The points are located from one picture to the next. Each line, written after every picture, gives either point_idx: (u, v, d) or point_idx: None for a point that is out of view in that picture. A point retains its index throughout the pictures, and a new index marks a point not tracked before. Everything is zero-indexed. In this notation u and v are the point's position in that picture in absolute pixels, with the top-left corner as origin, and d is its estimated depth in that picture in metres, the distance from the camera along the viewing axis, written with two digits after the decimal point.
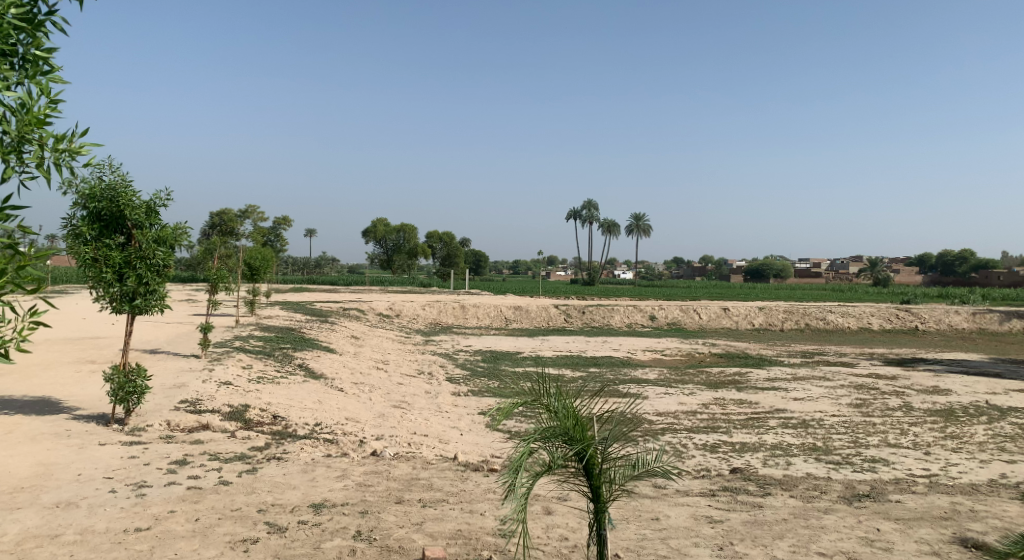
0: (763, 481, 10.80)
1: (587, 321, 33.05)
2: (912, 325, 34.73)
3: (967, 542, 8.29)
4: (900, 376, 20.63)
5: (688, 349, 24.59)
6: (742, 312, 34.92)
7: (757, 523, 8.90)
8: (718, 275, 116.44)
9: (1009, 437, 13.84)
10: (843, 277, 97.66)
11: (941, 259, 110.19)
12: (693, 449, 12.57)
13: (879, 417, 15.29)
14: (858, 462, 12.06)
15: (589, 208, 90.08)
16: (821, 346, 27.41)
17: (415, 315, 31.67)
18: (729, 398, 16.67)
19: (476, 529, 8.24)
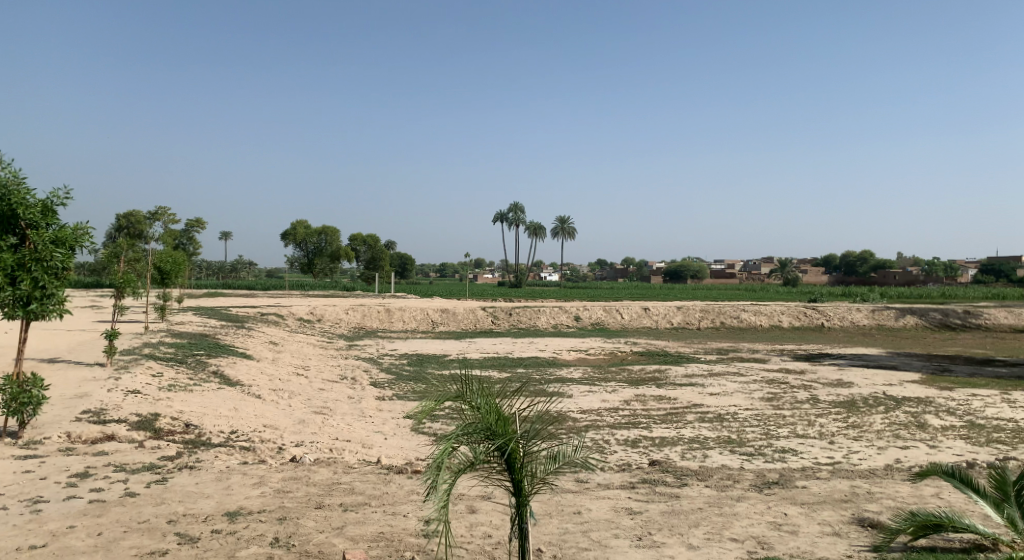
0: (680, 473, 11.13)
1: (513, 323, 33.22)
2: (819, 322, 36.44)
3: (864, 522, 8.76)
4: (808, 370, 21.61)
5: (611, 349, 25.05)
6: (662, 312, 35.82)
7: (673, 512, 9.15)
8: (641, 276, 119.00)
9: (905, 425, 14.73)
10: (757, 277, 101.50)
11: (845, 259, 116.00)
12: (615, 444, 12.80)
13: (788, 409, 15.98)
14: (769, 452, 12.56)
15: (515, 211, 90.59)
16: (736, 343, 28.41)
17: (337, 320, 31.10)
18: (649, 394, 17.08)
19: (399, 531, 8.16)
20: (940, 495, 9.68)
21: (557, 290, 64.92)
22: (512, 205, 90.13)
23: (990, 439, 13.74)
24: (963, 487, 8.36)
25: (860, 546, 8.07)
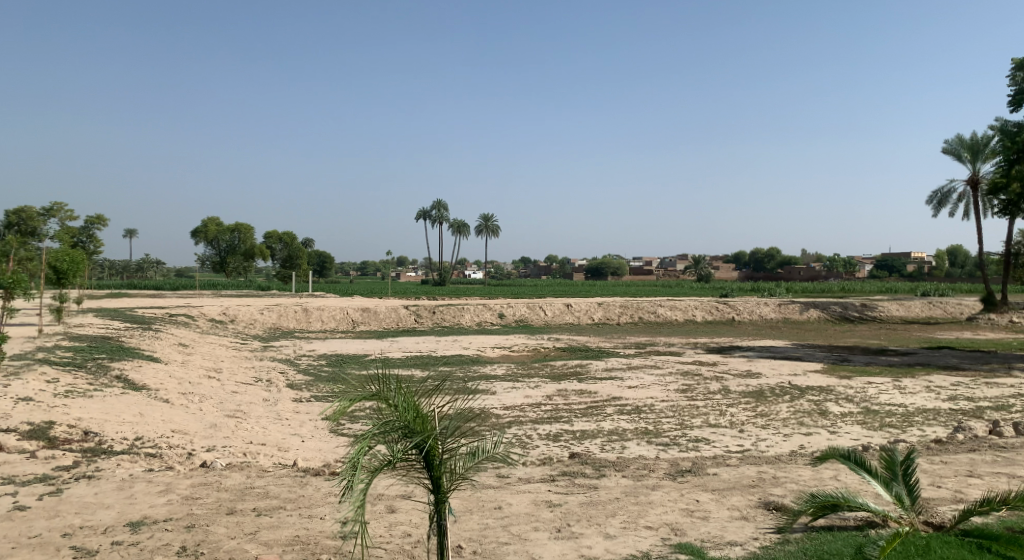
0: (598, 464, 11.32)
1: (436, 321, 33.01)
2: (732, 316, 37.76)
3: (770, 505, 9.12)
4: (720, 362, 22.36)
5: (533, 345, 25.22)
6: (583, 308, 36.33)
7: (591, 503, 9.29)
8: (563, 273, 120.40)
9: (809, 412, 15.45)
10: (673, 273, 104.30)
11: (754, 256, 120.64)
12: (537, 439, 12.90)
13: (702, 400, 16.50)
14: (684, 442, 12.92)
15: (439, 209, 90.08)
16: (653, 338, 29.11)
17: (253, 320, 30.14)
18: (571, 388, 17.29)
19: (315, 533, 7.97)
20: (838, 477, 10.19)
21: (480, 289, 64.84)
22: (436, 201, 89.44)
23: (885, 423, 14.57)
24: (858, 469, 8.84)
25: (766, 528, 8.40)
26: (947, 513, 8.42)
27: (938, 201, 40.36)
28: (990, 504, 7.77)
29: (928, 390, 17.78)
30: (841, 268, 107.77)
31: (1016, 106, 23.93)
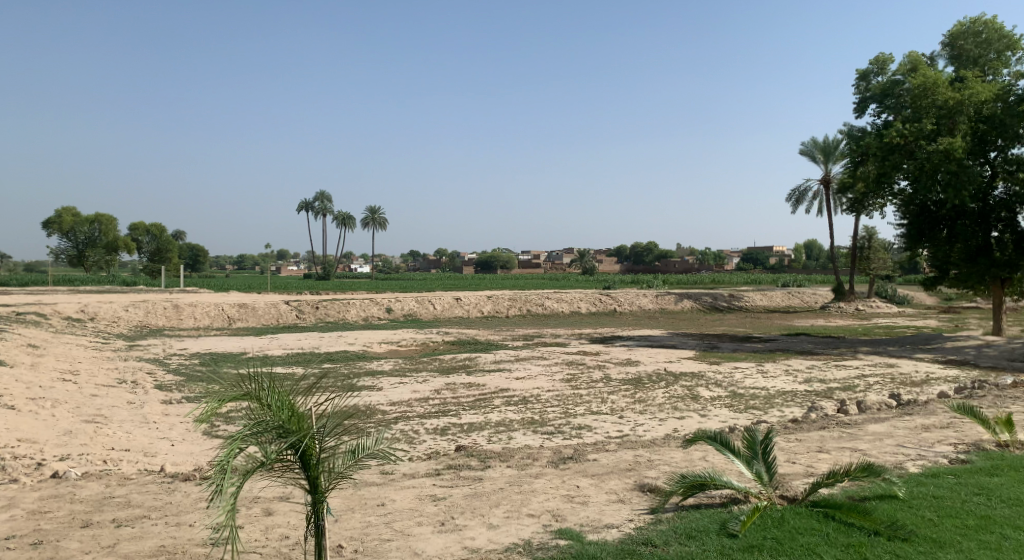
0: (483, 456, 11.42)
1: (319, 316, 32.12)
2: (613, 307, 39.00)
3: (645, 487, 9.52)
4: (603, 352, 23.06)
5: (421, 339, 25.05)
6: (472, 301, 36.44)
7: (475, 495, 9.36)
8: (451, 267, 120.30)
9: (684, 397, 16.22)
10: (559, 266, 106.43)
11: (633, 250, 125.04)
12: (423, 434, 12.84)
13: (585, 389, 16.96)
14: (567, 430, 13.25)
15: (322, 200, 87.65)
16: (540, 329, 29.62)
17: (115, 318, 28.18)
18: (458, 382, 17.32)
19: (183, 542, 7.58)
20: (706, 457, 10.77)
21: (365, 283, 63.66)
22: (320, 192, 86.93)
23: (750, 405, 15.53)
24: (723, 449, 9.40)
25: (640, 509, 8.76)
26: (800, 486, 9.08)
27: (796, 198, 43.34)
28: (835, 475, 8.43)
29: (788, 373, 19.10)
30: (711, 261, 113.64)
31: (860, 112, 26.11)
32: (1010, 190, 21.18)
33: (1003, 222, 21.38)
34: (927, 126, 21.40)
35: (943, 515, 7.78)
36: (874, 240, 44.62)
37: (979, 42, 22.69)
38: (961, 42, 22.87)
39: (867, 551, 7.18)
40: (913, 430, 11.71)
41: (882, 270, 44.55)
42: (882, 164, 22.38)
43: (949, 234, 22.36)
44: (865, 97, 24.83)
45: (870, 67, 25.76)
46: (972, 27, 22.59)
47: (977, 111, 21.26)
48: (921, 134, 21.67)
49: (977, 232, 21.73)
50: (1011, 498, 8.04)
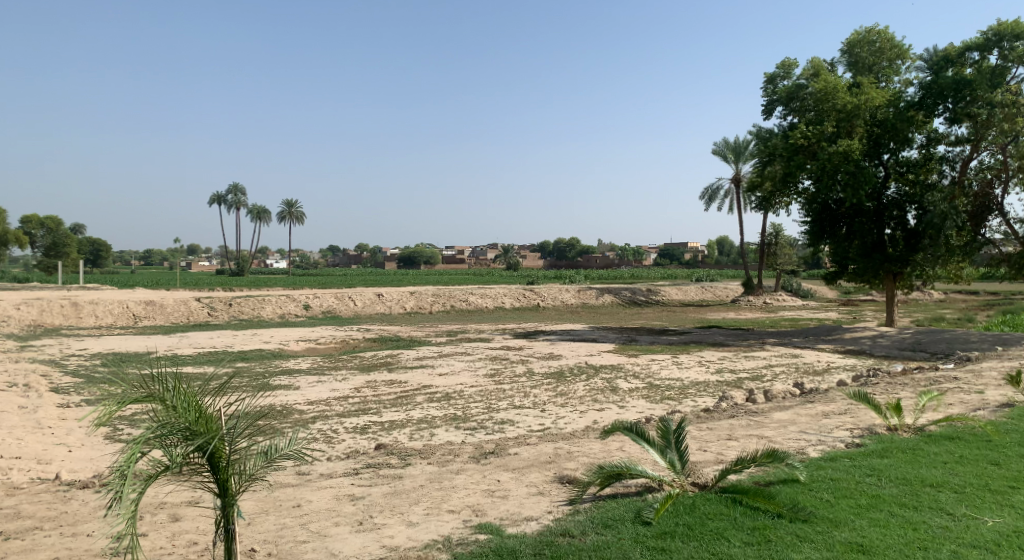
0: (404, 453, 11.42)
1: (233, 314, 31.19)
2: (536, 302, 39.41)
3: (564, 479, 9.73)
4: (525, 346, 23.33)
5: (341, 336, 24.70)
6: (394, 297, 36.14)
7: (395, 493, 9.36)
8: (373, 262, 119.13)
9: (603, 390, 16.61)
10: (483, 262, 106.68)
11: (555, 245, 126.48)
12: (342, 433, 12.71)
13: (507, 383, 17.15)
14: (489, 425, 13.36)
15: (236, 193, 84.92)
16: (463, 325, 29.68)
17: (7, 317, 26.55)
18: (379, 379, 17.19)
19: (81, 553, 7.29)
20: (623, 448, 11.09)
21: (283, 280, 61.95)
22: (232, 185, 84.26)
23: (665, 396, 16.04)
24: (639, 439, 9.71)
25: (559, 501, 8.95)
26: (710, 474, 9.47)
27: (709, 196, 44.86)
28: (743, 462, 8.85)
29: (702, 364, 19.80)
30: (630, 257, 116.21)
31: (767, 115, 27.21)
32: (901, 189, 22.53)
33: (896, 220, 22.72)
34: (828, 129, 22.54)
35: (839, 496, 8.27)
36: (780, 237, 46.67)
37: (874, 50, 24.02)
38: (858, 50, 24.13)
39: (771, 533, 7.57)
40: (813, 417, 12.36)
41: (788, 265, 46.64)
42: (788, 164, 23.43)
43: (848, 232, 23.63)
44: (772, 100, 25.87)
45: (776, 71, 26.86)
46: (867, 36, 23.88)
47: (872, 115, 22.54)
48: (822, 136, 22.82)
49: (873, 229, 23.03)
50: (899, 478, 8.62)
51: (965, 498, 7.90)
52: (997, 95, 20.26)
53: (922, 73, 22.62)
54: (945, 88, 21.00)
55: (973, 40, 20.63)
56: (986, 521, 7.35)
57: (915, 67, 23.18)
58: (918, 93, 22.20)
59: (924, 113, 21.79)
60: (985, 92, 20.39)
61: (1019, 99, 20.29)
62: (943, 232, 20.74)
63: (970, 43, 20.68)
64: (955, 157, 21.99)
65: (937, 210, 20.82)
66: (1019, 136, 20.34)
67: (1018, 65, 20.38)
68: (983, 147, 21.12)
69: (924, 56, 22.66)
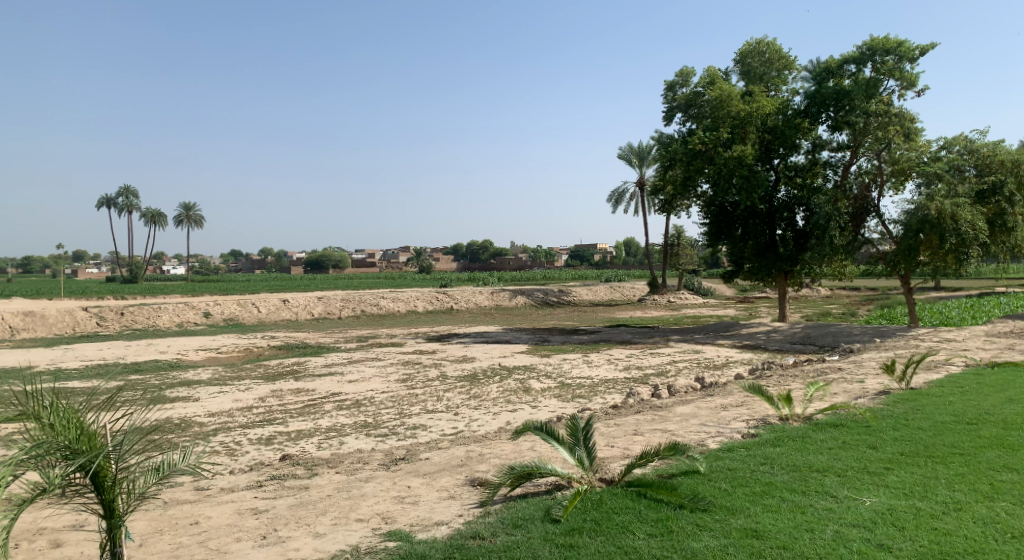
0: (311, 463, 11.21)
1: (125, 323, 29.72)
2: (449, 305, 39.31)
3: (475, 482, 9.78)
4: (438, 350, 23.27)
5: (245, 344, 23.92)
6: (301, 303, 35.29)
7: (301, 504, 9.19)
8: (279, 267, 115.88)
9: (515, 391, 16.78)
10: (395, 265, 105.45)
11: (468, 247, 126.62)
12: (246, 445, 12.34)
13: (419, 388, 17.07)
14: (401, 431, 13.28)
15: (127, 196, 80.79)
16: (374, 330, 29.32)
17: None
18: (286, 388, 16.76)
19: None
20: (533, 447, 11.25)
21: (180, 286, 58.20)
22: (124, 187, 80.17)
23: (576, 394, 16.36)
24: (549, 438, 9.89)
25: (470, 504, 9.00)
26: (616, 468, 9.74)
27: (616, 199, 45.95)
28: (647, 456, 9.14)
29: (610, 362, 20.28)
30: (541, 258, 117.67)
31: (668, 120, 28.12)
32: (791, 192, 23.88)
33: (786, 221, 23.96)
34: (723, 134, 23.57)
35: (735, 485, 8.66)
36: (682, 238, 48.39)
37: (764, 60, 25.27)
38: (750, 60, 25.35)
39: (672, 524, 7.87)
40: (712, 410, 12.89)
41: (690, 265, 48.42)
42: (687, 168, 24.37)
43: (743, 233, 24.78)
44: (671, 106, 26.75)
45: (675, 79, 27.82)
46: (757, 47, 25.12)
47: (763, 122, 23.76)
48: (718, 141, 23.83)
49: (766, 230, 24.25)
50: (790, 465, 9.12)
51: (848, 481, 8.44)
52: (872, 105, 21.68)
53: (807, 83, 23.93)
54: (827, 98, 22.33)
55: (850, 53, 22.00)
56: (865, 501, 7.88)
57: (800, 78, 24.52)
58: (803, 102, 23.48)
59: (810, 121, 23.09)
60: (861, 102, 21.78)
61: (891, 109, 21.75)
62: (827, 232, 21.89)
63: (848, 56, 22.05)
64: (838, 162, 23.31)
65: (823, 212, 22.00)
66: (891, 143, 21.75)
67: (890, 78, 21.88)
68: (861, 153, 22.48)
69: (809, 67, 24.00)
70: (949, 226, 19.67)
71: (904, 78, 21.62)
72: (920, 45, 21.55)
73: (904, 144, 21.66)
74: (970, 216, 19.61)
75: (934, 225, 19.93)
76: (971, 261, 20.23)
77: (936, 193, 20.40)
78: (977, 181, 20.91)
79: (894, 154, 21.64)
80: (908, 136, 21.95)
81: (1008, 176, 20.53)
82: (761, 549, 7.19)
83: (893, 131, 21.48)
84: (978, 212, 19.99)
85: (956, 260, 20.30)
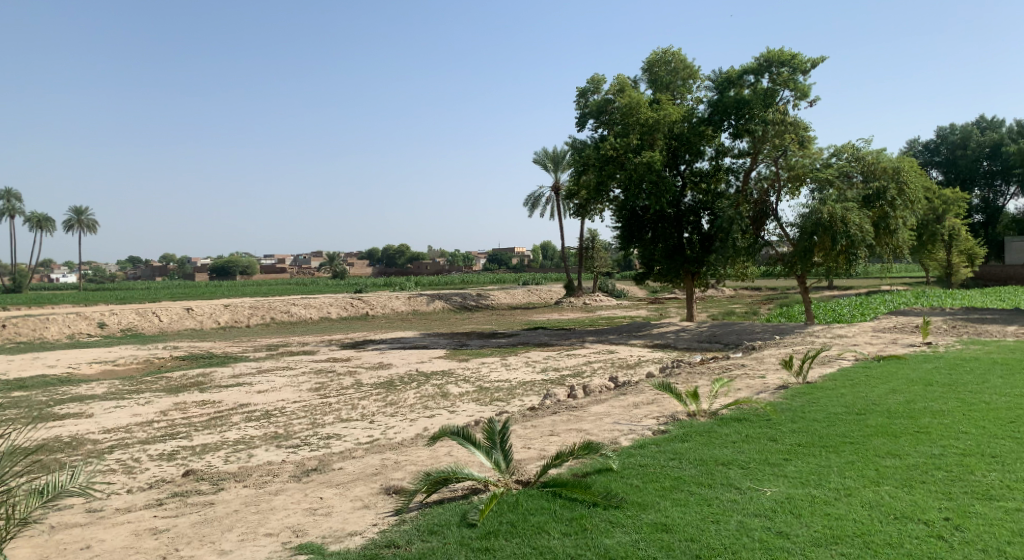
0: (216, 478, 10.79)
1: (8, 336, 27.83)
2: (364, 311, 38.67)
3: (390, 490, 9.63)
4: (353, 357, 22.85)
5: (144, 356, 22.80)
6: (206, 312, 33.96)
7: (205, 521, 8.82)
8: (183, 274, 111.03)
9: (432, 396, 16.66)
10: (308, 271, 102.47)
11: (383, 252, 125.18)
12: (146, 461, 11.77)
13: (333, 396, 16.72)
14: (314, 441, 12.97)
15: (9, 199, 75.78)
16: (285, 338, 28.49)
17: None
18: (189, 401, 16.08)
19: None
20: (450, 452, 11.19)
21: (73, 296, 55.17)
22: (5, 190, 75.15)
23: (493, 398, 16.40)
24: (465, 443, 9.87)
25: (384, 512, 8.85)
26: (532, 470, 9.81)
27: (532, 203, 46.32)
28: (562, 456, 9.25)
29: (528, 365, 20.42)
30: (458, 263, 117.62)
31: (580, 126, 28.63)
32: (697, 197, 24.84)
33: (692, 225, 24.88)
34: (633, 141, 24.28)
35: (646, 481, 8.87)
36: (596, 241, 49.27)
37: (669, 70, 26.06)
38: (656, 69, 26.10)
39: (586, 522, 7.98)
40: (625, 409, 13.16)
41: (604, 268, 49.37)
42: (600, 173, 24.91)
43: (653, 236, 25.49)
44: (583, 113, 27.24)
45: (587, 86, 28.33)
46: (664, 57, 25.90)
47: (670, 129, 24.53)
48: (628, 147, 24.44)
49: (674, 233, 25.00)
50: (697, 459, 9.42)
51: (750, 472, 8.78)
52: (769, 114, 22.71)
53: (710, 92, 24.81)
54: (729, 106, 23.19)
55: (749, 64, 22.95)
56: (765, 491, 8.22)
57: (703, 87, 25.40)
58: (707, 110, 24.32)
59: (713, 129, 23.95)
60: (760, 111, 22.82)
61: (786, 118, 22.97)
62: (730, 235, 22.74)
63: (747, 67, 22.98)
64: (739, 168, 24.26)
65: (726, 215, 22.85)
66: (788, 150, 22.82)
67: (785, 88, 22.93)
68: (760, 159, 23.50)
69: (712, 77, 24.88)
70: (840, 229, 20.78)
71: (798, 89, 22.72)
72: (811, 58, 22.74)
73: (799, 152, 22.80)
74: (859, 219, 20.76)
75: (826, 227, 21.02)
76: (859, 260, 21.51)
77: (828, 197, 21.51)
78: (864, 186, 22.13)
79: (790, 161, 22.64)
80: (802, 144, 23.07)
81: (890, 183, 21.76)
82: (670, 542, 7.39)
83: (788, 139, 22.70)
84: (865, 215, 21.18)
85: (846, 261, 21.47)
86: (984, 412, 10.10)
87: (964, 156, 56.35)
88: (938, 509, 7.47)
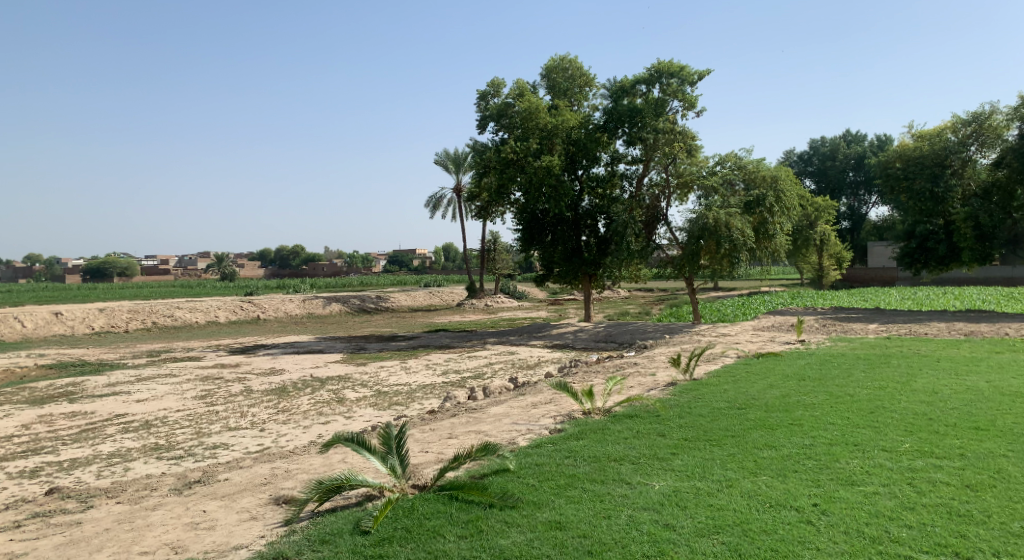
0: (86, 495, 10.06)
1: None
2: (255, 314, 37.23)
3: (280, 500, 9.25)
4: (242, 362, 21.91)
5: (5, 365, 21.06)
6: (78, 316, 31.76)
7: (70, 543, 8.20)
8: (54, 275, 103.55)
9: (327, 402, 16.20)
10: (195, 272, 97.67)
11: (278, 252, 121.24)
12: (4, 480, 10.83)
13: (220, 404, 15.97)
14: (199, 452, 12.34)
15: None
16: (167, 344, 27.05)
17: None
18: (57, 412, 14.97)
19: None
20: (344, 459, 10.88)
21: None
22: None
23: (390, 402, 16.11)
24: (360, 449, 9.60)
25: (273, 523, 8.49)
26: (429, 473, 9.68)
27: (433, 204, 46.06)
28: (459, 458, 9.18)
29: (427, 367, 20.22)
30: (357, 264, 115.43)
31: (481, 130, 28.68)
32: (593, 202, 25.41)
33: (589, 229, 25.43)
34: (532, 145, 24.53)
35: (542, 480, 8.92)
36: (498, 244, 49.47)
37: (567, 77, 26.51)
38: (554, 75, 26.49)
39: (482, 523, 7.92)
40: (522, 409, 13.21)
41: (505, 270, 49.64)
42: (500, 176, 25.02)
43: (552, 239, 25.85)
44: (484, 117, 27.27)
45: (487, 89, 28.38)
46: (562, 63, 26.30)
47: (568, 135, 24.95)
48: (528, 152, 24.68)
49: (572, 235, 25.42)
50: (591, 456, 9.55)
51: (639, 468, 8.98)
52: (660, 123, 23.40)
53: (605, 100, 25.39)
54: (622, 114, 23.80)
55: (641, 74, 23.63)
56: (654, 485, 8.42)
57: (599, 95, 25.94)
58: (602, 117, 24.86)
59: (608, 135, 24.49)
60: (651, 120, 23.53)
61: (675, 127, 23.64)
62: (625, 239, 23.36)
63: (639, 77, 23.64)
64: (632, 174, 24.95)
65: (620, 220, 23.50)
66: (677, 158, 23.87)
67: (674, 99, 23.75)
68: (651, 167, 24.25)
69: (607, 86, 25.46)
70: (724, 233, 21.69)
71: (685, 100, 23.57)
72: (698, 71, 23.64)
73: (687, 160, 23.68)
74: (741, 224, 21.72)
75: (711, 232, 21.92)
76: (741, 263, 22.52)
77: (713, 204, 22.44)
78: (745, 194, 23.16)
79: (678, 168, 23.82)
80: (690, 152, 23.96)
81: (769, 191, 22.85)
82: (564, 540, 7.44)
83: (678, 148, 23.53)
84: (746, 220, 22.20)
85: (730, 263, 22.40)
86: (849, 403, 10.76)
87: (834, 167, 60.32)
88: (808, 496, 7.87)
